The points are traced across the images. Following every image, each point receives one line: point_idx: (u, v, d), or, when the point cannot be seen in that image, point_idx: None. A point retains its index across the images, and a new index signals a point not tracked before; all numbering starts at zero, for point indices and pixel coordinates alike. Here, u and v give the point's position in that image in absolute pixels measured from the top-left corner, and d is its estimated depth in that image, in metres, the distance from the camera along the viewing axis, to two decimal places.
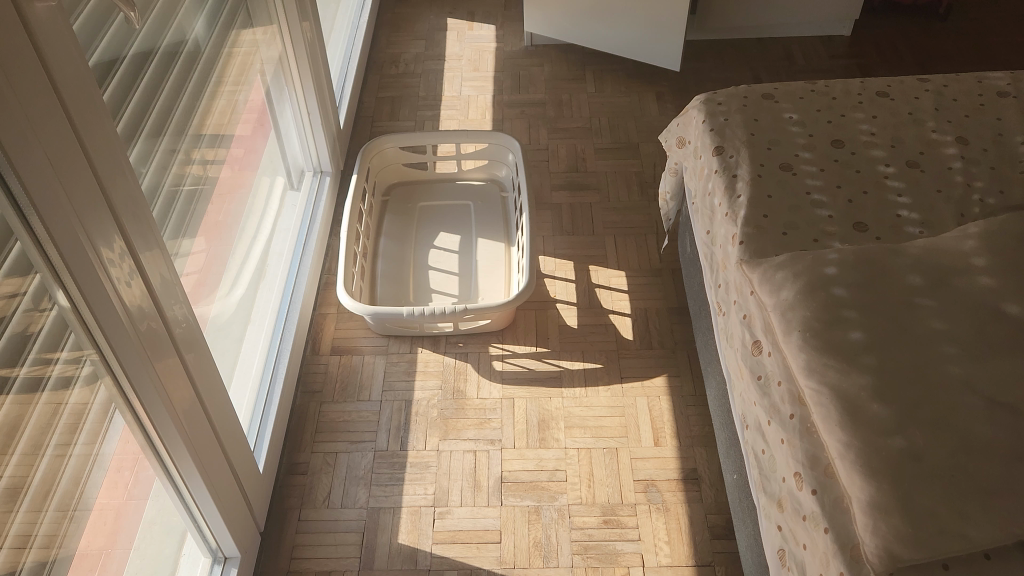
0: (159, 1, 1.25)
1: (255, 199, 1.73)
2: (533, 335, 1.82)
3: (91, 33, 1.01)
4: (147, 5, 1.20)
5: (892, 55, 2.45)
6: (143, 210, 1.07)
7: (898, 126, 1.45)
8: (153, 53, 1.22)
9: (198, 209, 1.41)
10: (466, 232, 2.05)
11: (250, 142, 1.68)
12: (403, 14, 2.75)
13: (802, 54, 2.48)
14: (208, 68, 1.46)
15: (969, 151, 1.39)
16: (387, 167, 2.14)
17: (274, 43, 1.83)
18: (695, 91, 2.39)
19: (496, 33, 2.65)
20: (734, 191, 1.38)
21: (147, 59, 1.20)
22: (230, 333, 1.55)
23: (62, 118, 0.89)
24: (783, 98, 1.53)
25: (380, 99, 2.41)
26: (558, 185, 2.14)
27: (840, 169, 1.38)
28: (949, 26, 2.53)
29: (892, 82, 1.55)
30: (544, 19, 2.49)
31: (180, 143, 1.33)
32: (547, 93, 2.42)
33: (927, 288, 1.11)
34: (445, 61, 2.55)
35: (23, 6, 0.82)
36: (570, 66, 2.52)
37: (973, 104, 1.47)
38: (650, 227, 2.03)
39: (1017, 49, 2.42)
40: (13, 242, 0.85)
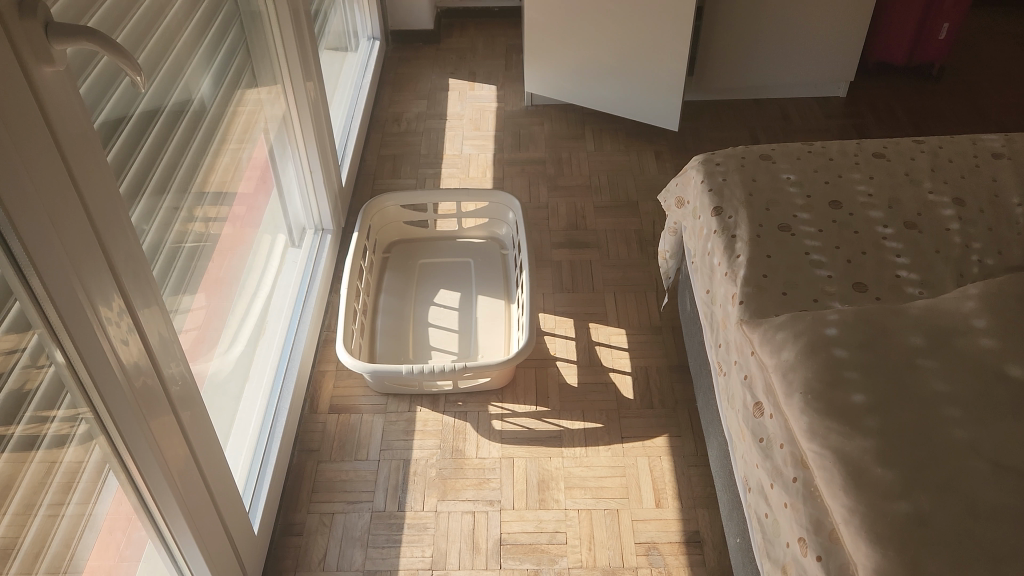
0: (166, 61, 1.27)
1: (256, 256, 1.74)
2: (533, 394, 1.81)
3: (99, 95, 1.03)
4: (154, 66, 1.23)
5: (887, 115, 2.49)
6: (144, 269, 1.07)
7: (895, 187, 1.46)
8: (159, 112, 1.24)
9: (199, 265, 1.41)
10: (466, 289, 2.05)
11: (252, 199, 1.69)
12: (405, 74, 2.79)
13: (799, 115, 2.51)
14: (213, 127, 1.48)
15: (966, 212, 1.40)
16: (387, 225, 2.16)
17: (278, 102, 1.86)
18: (694, 150, 2.42)
19: (497, 93, 2.70)
20: (733, 250, 1.38)
21: (153, 118, 1.22)
22: (228, 390, 1.54)
23: (65, 178, 0.90)
24: (780, 159, 1.55)
25: (381, 157, 2.44)
26: (558, 242, 2.15)
27: (839, 229, 1.39)
28: (943, 87, 2.57)
29: (887, 144, 1.57)
30: (544, 79, 2.53)
31: (183, 201, 1.34)
32: (547, 151, 2.45)
33: (929, 349, 1.10)
34: (446, 120, 2.58)
35: (31, 71, 0.83)
36: (570, 125, 2.56)
37: (968, 166, 1.49)
38: (650, 284, 2.03)
39: (1009, 110, 2.46)
40: (13, 300, 0.85)
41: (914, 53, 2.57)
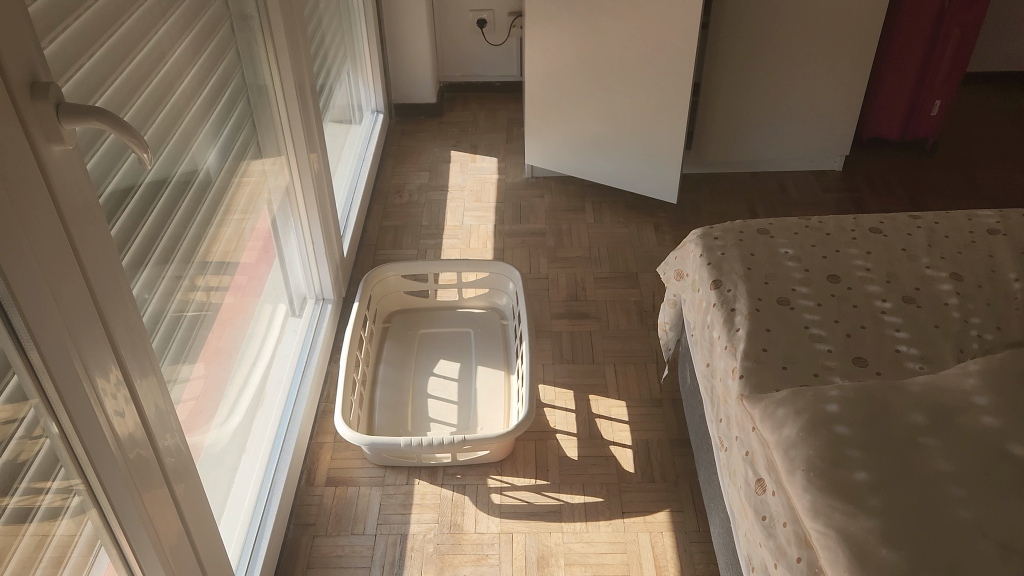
0: (174, 134, 1.30)
1: (257, 325, 1.74)
2: (532, 467, 1.78)
3: (105, 170, 1.05)
4: (162, 139, 1.25)
5: (883, 189, 2.52)
6: (143, 341, 1.08)
7: (892, 262, 1.47)
8: (164, 184, 1.26)
9: (200, 335, 1.41)
10: (465, 360, 2.05)
11: (254, 269, 1.70)
12: (408, 146, 2.84)
13: (796, 188, 2.55)
14: (217, 198, 1.50)
15: (964, 287, 1.40)
16: (388, 295, 2.16)
17: (282, 173, 1.89)
18: (693, 222, 2.45)
19: (498, 165, 2.74)
20: (733, 324, 1.39)
21: (159, 190, 1.23)
22: (224, 462, 1.52)
23: (69, 253, 0.91)
24: (778, 233, 1.56)
25: (383, 228, 2.46)
26: (557, 313, 2.16)
27: (838, 303, 1.40)
28: (937, 162, 2.61)
29: (884, 219, 1.59)
30: (544, 153, 2.58)
31: (186, 270, 1.35)
32: (547, 222, 2.48)
33: (931, 427, 1.09)
34: (448, 191, 2.62)
35: (41, 151, 0.85)
36: (570, 197, 2.59)
37: (964, 241, 1.50)
38: (650, 356, 2.03)
39: (1003, 184, 2.49)
40: (11, 375, 0.85)
41: (907, 127, 2.61)
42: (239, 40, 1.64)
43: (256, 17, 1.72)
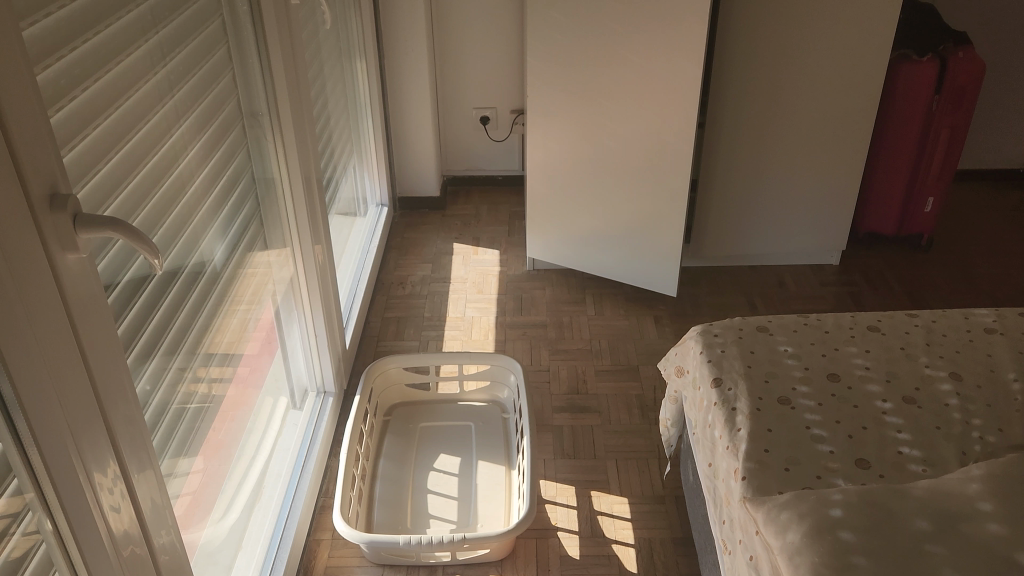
0: (185, 231, 1.33)
1: (258, 418, 1.74)
2: (533, 566, 1.75)
3: (115, 271, 1.08)
4: (174, 235, 1.28)
5: (881, 283, 2.55)
6: (141, 436, 1.08)
7: (891, 361, 1.48)
8: (173, 280, 1.28)
9: (202, 429, 1.41)
10: (466, 454, 2.03)
11: (257, 362, 1.71)
12: (412, 238, 2.89)
13: (794, 282, 2.58)
14: (224, 292, 1.53)
15: (963, 387, 1.41)
16: (390, 387, 2.16)
17: (288, 265, 1.92)
18: (693, 315, 2.46)
19: (500, 258, 2.78)
20: (734, 423, 1.39)
21: (167, 287, 1.26)
22: (219, 560, 1.50)
23: (75, 357, 0.92)
24: (777, 330, 1.58)
25: (386, 319, 2.48)
26: (559, 407, 2.15)
27: (838, 402, 1.40)
28: (934, 257, 2.65)
29: (881, 317, 1.61)
30: (545, 246, 2.62)
31: (191, 363, 1.36)
32: (548, 315, 2.50)
33: (936, 534, 1.08)
34: (450, 283, 2.65)
35: (56, 260, 0.88)
36: (570, 290, 2.62)
37: (963, 341, 1.52)
38: (651, 451, 2.02)
39: (999, 280, 2.52)
40: (11, 477, 0.84)
41: (903, 223, 2.64)
42: (251, 141, 1.69)
43: (266, 114, 1.76)
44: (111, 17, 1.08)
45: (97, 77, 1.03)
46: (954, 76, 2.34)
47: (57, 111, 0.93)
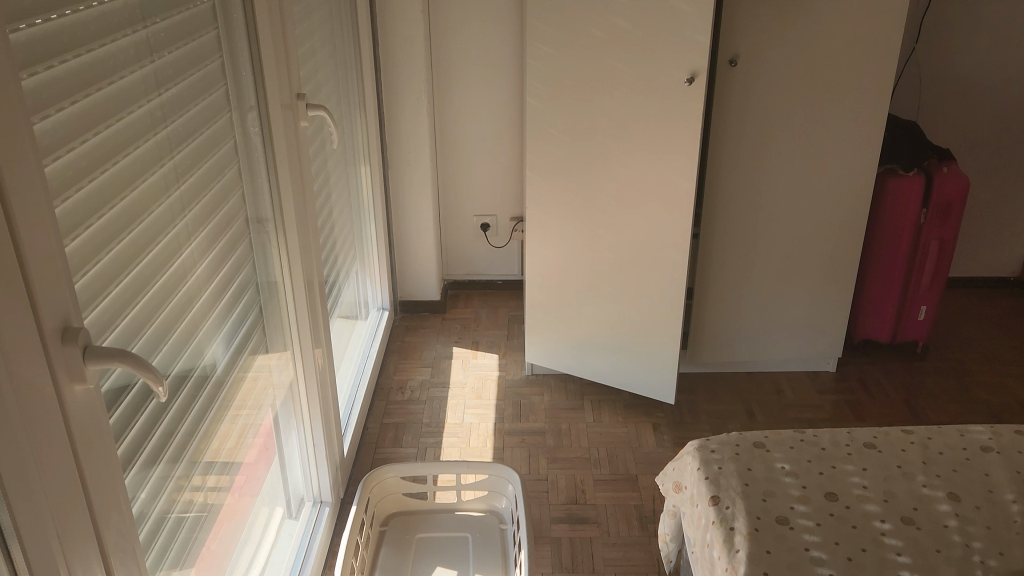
0: (189, 344, 1.37)
1: (253, 529, 1.72)
2: None
3: (118, 392, 1.10)
4: (177, 350, 1.32)
5: (878, 391, 2.56)
6: (134, 550, 1.08)
7: (889, 479, 1.48)
8: (174, 394, 1.31)
9: (198, 542, 1.41)
10: (463, 567, 2.00)
11: (255, 471, 1.71)
12: (412, 341, 2.91)
13: (791, 389, 2.59)
14: (224, 403, 1.55)
15: (962, 508, 1.41)
16: (387, 497, 2.14)
17: (288, 372, 1.94)
18: (691, 422, 2.47)
19: (499, 362, 2.80)
20: (732, 544, 1.38)
21: (169, 401, 1.28)
22: None
23: (76, 486, 0.93)
24: (774, 446, 1.59)
25: (384, 424, 2.48)
26: (557, 517, 2.13)
27: (836, 522, 1.39)
28: (929, 366, 2.67)
29: (877, 433, 1.61)
30: (544, 352, 2.64)
31: (190, 475, 1.37)
32: (547, 421, 2.50)
33: None
34: (450, 388, 2.66)
35: (64, 392, 0.90)
36: (569, 396, 2.62)
37: (960, 459, 1.52)
38: (650, 564, 1.99)
39: (996, 388, 2.54)
40: None
41: (897, 331, 2.67)
42: (254, 246, 1.72)
43: (271, 220, 1.79)
44: (130, 147, 1.15)
45: (111, 206, 1.09)
46: (939, 191, 2.43)
47: (74, 240, 0.99)
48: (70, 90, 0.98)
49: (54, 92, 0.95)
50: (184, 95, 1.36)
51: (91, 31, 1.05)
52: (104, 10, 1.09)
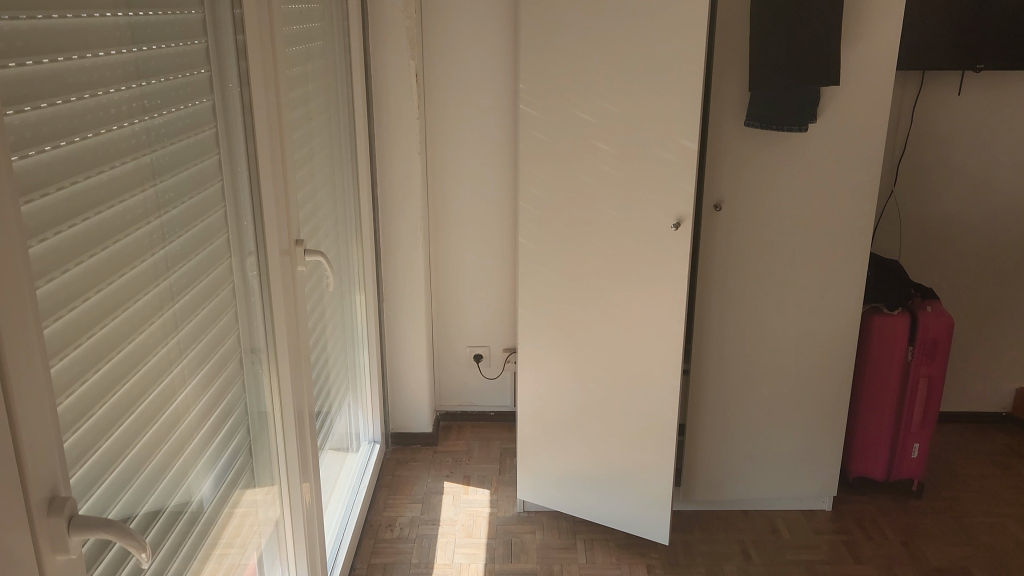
0: (178, 490, 1.36)
1: None
2: None
3: (97, 552, 1.08)
4: (166, 497, 1.31)
5: (875, 532, 2.52)
6: None
7: None
8: (161, 542, 1.29)
9: None
10: None
11: None
12: (402, 475, 2.87)
13: (787, 528, 2.55)
14: (211, 548, 1.52)
15: None
16: None
17: (277, 511, 1.91)
18: (686, 564, 2.41)
19: (490, 497, 2.75)
20: None
21: (155, 550, 1.27)
22: None
23: None
24: None
25: (372, 564, 2.42)
26: None
27: None
28: (926, 505, 2.64)
29: None
30: (536, 488, 2.58)
31: None
32: (538, 562, 2.44)
33: None
34: (440, 525, 2.61)
35: (45, 563, 0.89)
36: (562, 534, 2.57)
37: None
38: None
39: (994, 530, 2.50)
40: None
41: (891, 469, 2.65)
42: (247, 380, 1.69)
43: (263, 352, 1.76)
44: (129, 300, 1.18)
45: (106, 362, 1.11)
46: (924, 329, 2.47)
47: (66, 398, 1.01)
48: (75, 251, 1.03)
49: (59, 254, 0.99)
50: (187, 247, 1.39)
51: (100, 193, 1.10)
52: (112, 174, 1.14)
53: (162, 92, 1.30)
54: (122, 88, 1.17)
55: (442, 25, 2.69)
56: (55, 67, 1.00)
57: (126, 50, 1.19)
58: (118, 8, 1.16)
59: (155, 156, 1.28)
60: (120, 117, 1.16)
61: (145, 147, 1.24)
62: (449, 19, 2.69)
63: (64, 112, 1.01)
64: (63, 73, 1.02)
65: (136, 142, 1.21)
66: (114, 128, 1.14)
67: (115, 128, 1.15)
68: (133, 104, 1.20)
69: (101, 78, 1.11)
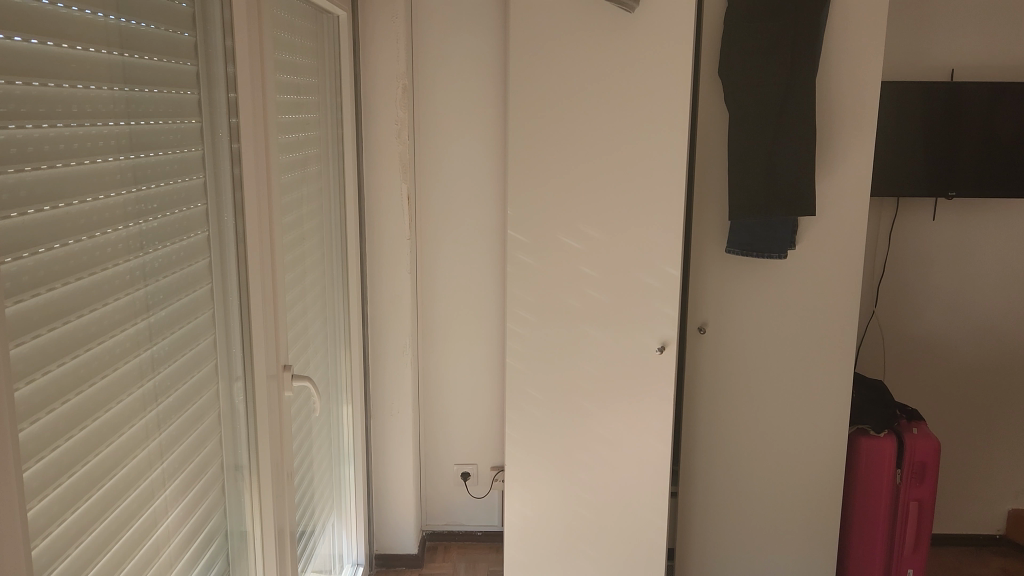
0: None
1: None
2: None
3: None
4: None
5: None
6: None
7: None
8: None
9: None
10: None
11: None
12: None
13: None
14: None
15: None
16: None
17: None
18: None
19: None
20: None
21: None
22: None
23: None
24: None
25: None
26: None
27: None
28: None
29: None
30: None
31: None
32: None
33: None
34: None
35: None
36: None
37: None
38: None
39: None
40: None
41: None
42: (229, 504, 1.67)
43: (247, 472, 1.73)
44: (113, 434, 1.19)
45: (85, 499, 1.11)
46: (912, 451, 2.47)
47: (41, 540, 1.00)
48: (63, 390, 1.04)
49: (46, 395, 1.01)
50: (175, 376, 1.41)
51: (91, 331, 1.12)
52: (103, 311, 1.16)
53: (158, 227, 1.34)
54: (119, 227, 1.21)
55: (434, 150, 2.79)
56: (55, 213, 1.03)
57: (125, 191, 1.23)
58: (119, 153, 1.22)
59: (147, 289, 1.30)
60: (115, 256, 1.20)
61: (138, 282, 1.27)
62: (440, 144, 2.79)
63: (60, 255, 1.05)
64: (63, 219, 1.05)
65: (130, 278, 1.24)
66: (108, 267, 1.18)
67: (109, 266, 1.18)
68: (128, 242, 1.24)
69: (98, 219, 1.15)
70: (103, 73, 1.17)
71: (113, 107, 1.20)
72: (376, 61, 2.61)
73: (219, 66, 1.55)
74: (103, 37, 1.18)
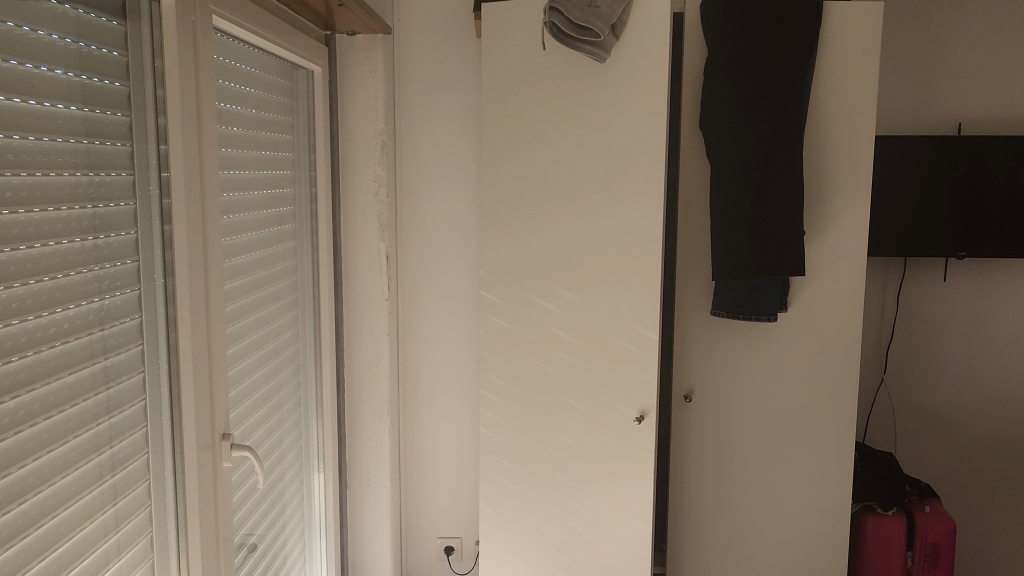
0: None
1: None
2: None
3: None
4: None
5: None
6: None
7: None
8: None
9: None
10: None
11: None
12: None
13: None
14: None
15: None
16: None
17: None
18: None
19: None
20: None
21: None
22: None
23: None
24: None
25: None
26: None
27: None
28: None
29: None
30: None
31: None
32: None
33: None
34: None
35: None
36: None
37: None
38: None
39: None
40: None
41: None
42: None
43: (179, 550, 1.58)
44: (3, 509, 1.06)
45: None
46: (923, 532, 2.29)
47: None
48: None
49: None
50: (84, 449, 1.27)
51: None
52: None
53: (69, 284, 1.23)
54: (31, 281, 1.13)
55: (415, 207, 2.70)
56: None
57: (36, 245, 1.14)
58: (19, 206, 1.10)
59: (54, 351, 1.19)
60: (7, 315, 1.07)
61: (41, 343, 1.15)
62: (422, 201, 2.70)
63: None
64: None
65: (33, 338, 1.13)
66: (15, 323, 1.09)
67: (16, 321, 1.09)
68: (28, 300, 1.12)
69: (7, 272, 1.07)
70: (7, 124, 1.08)
71: (14, 157, 1.09)
72: (354, 117, 2.54)
73: (150, 118, 1.47)
74: (5, 84, 1.08)
